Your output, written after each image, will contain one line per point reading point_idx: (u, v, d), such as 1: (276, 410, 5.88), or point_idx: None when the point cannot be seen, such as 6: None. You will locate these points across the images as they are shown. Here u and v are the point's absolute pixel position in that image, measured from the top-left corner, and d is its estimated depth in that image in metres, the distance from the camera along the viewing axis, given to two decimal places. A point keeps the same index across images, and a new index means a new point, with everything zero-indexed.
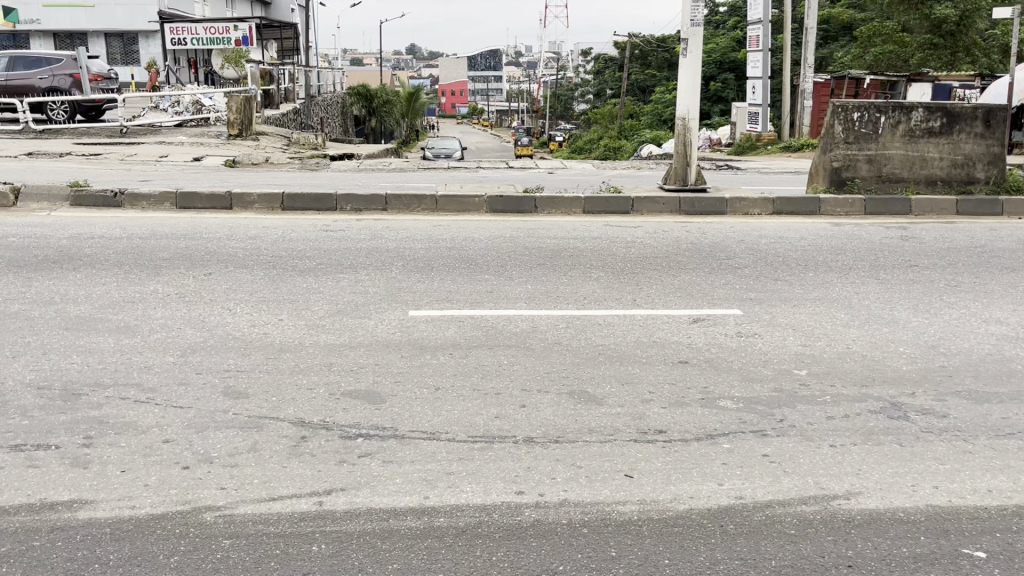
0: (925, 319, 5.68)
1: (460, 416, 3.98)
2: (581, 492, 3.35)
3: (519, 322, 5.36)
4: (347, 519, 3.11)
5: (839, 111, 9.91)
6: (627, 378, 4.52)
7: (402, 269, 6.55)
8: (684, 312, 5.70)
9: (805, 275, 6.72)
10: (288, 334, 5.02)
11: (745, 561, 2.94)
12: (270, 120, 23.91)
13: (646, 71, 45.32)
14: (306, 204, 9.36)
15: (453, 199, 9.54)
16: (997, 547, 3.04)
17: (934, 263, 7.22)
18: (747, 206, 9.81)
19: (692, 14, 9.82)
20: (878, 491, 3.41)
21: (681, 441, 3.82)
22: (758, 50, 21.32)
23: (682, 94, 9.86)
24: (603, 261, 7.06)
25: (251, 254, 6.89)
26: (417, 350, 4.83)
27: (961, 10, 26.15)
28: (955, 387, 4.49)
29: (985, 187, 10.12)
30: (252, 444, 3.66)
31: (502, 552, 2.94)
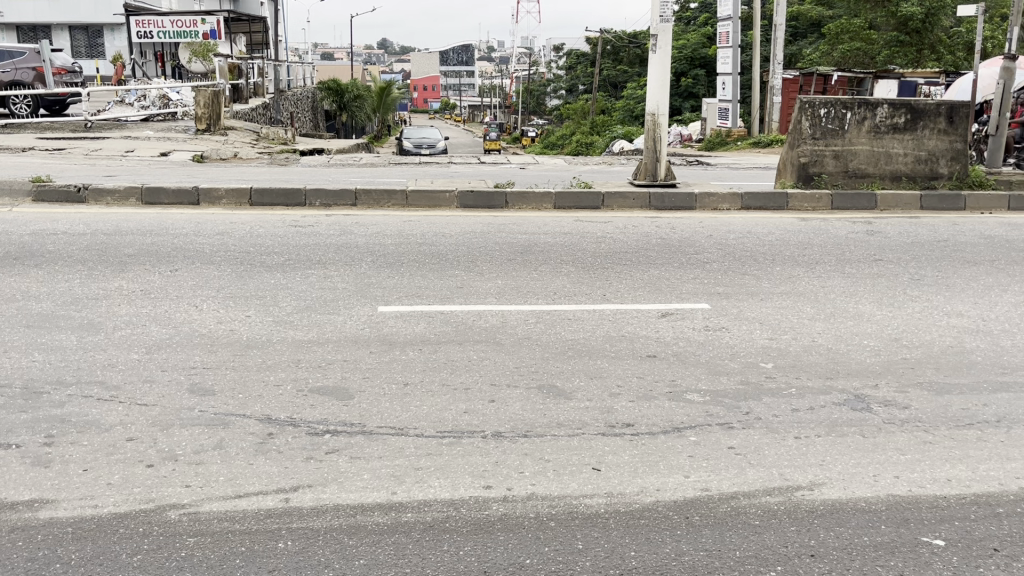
0: (888, 312, 5.76)
1: (428, 412, 3.98)
2: (548, 486, 3.37)
3: (488, 317, 5.37)
4: (314, 516, 3.10)
5: (806, 107, 10.06)
6: (595, 372, 4.55)
7: (372, 264, 6.54)
8: (653, 306, 5.74)
9: (772, 269, 6.80)
10: (256, 330, 4.99)
11: (709, 551, 2.97)
12: (239, 114, 23.66)
13: (618, 66, 45.55)
14: (274, 199, 9.27)
15: (423, 195, 9.52)
16: (956, 535, 3.10)
17: (899, 257, 7.34)
18: (715, 201, 9.91)
19: (661, 10, 9.84)
20: (841, 481, 3.47)
21: (648, 434, 3.85)
22: (728, 47, 21.45)
23: (651, 89, 9.89)
24: (573, 255, 7.09)
25: (218, 250, 6.83)
26: (386, 346, 4.81)
27: (926, 8, 26.58)
28: (917, 379, 4.57)
29: (948, 182, 10.31)
30: (218, 441, 3.64)
31: (470, 546, 2.95)
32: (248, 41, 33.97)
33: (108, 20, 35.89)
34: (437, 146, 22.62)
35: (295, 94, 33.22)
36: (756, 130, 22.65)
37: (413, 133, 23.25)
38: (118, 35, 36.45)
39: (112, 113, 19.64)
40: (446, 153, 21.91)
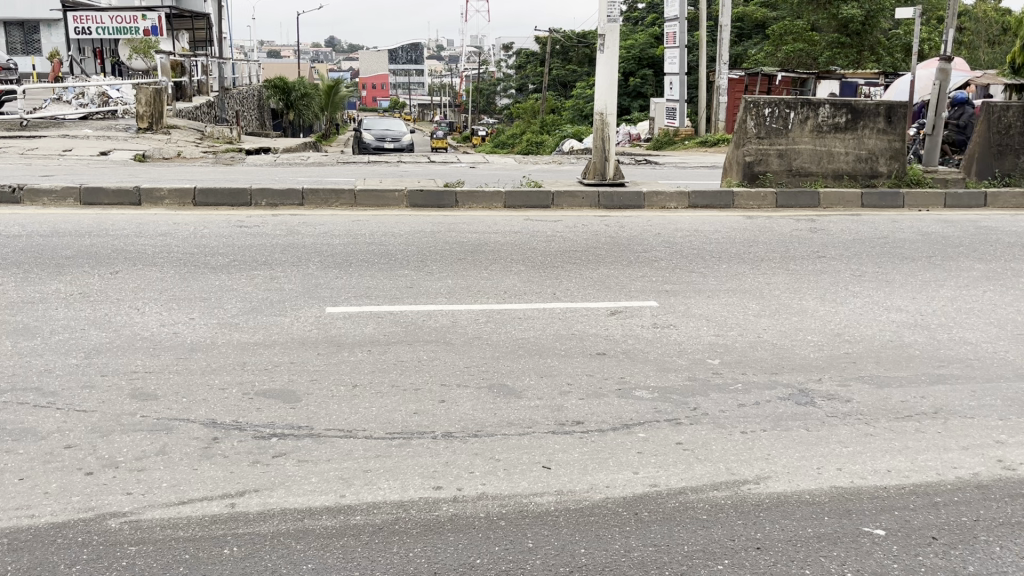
0: (832, 307, 5.89)
1: (378, 413, 3.95)
2: (499, 485, 3.37)
3: (438, 317, 5.35)
4: (260, 520, 3.05)
5: (751, 107, 10.25)
6: (546, 370, 4.56)
7: (320, 265, 6.46)
8: (602, 304, 5.78)
9: (719, 267, 6.89)
10: (200, 333, 4.89)
11: (657, 546, 3.00)
12: (182, 113, 23.17)
13: (568, 66, 45.84)
14: (219, 199, 9.11)
15: (372, 195, 9.44)
16: (895, 525, 3.18)
17: (841, 254, 7.51)
18: (663, 200, 10.03)
19: (608, 10, 9.91)
20: (785, 475, 3.53)
21: (598, 431, 3.87)
22: (675, 47, 21.68)
23: (600, 88, 9.95)
24: (523, 254, 7.10)
25: (160, 251, 6.68)
26: (335, 347, 4.77)
27: (866, 11, 27.21)
28: (857, 372, 4.69)
29: (888, 180, 10.59)
30: (160, 447, 3.56)
31: (419, 548, 2.93)
32: (191, 38, 33.33)
33: (44, 16, 34.90)
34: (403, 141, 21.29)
35: (240, 92, 32.69)
36: (702, 129, 22.90)
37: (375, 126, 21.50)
38: (55, 31, 35.42)
39: (49, 112, 19.07)
40: (407, 150, 21.13)
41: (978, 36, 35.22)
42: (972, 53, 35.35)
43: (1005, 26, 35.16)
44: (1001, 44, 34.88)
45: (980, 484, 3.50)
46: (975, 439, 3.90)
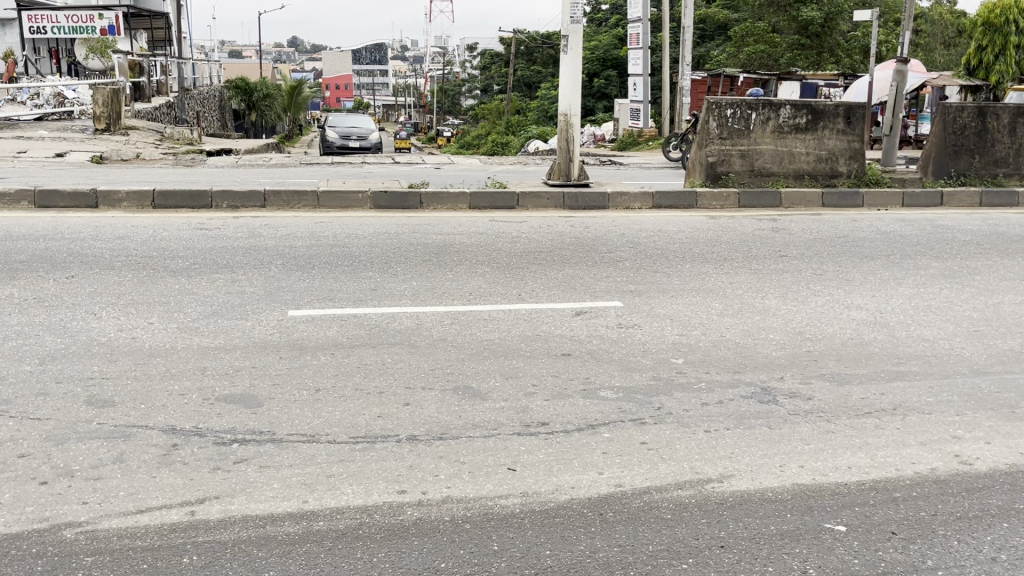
0: (793, 306, 5.96)
1: (341, 417, 3.91)
2: (464, 488, 3.35)
3: (403, 320, 5.31)
4: (221, 528, 3.00)
5: (713, 107, 10.35)
6: (511, 372, 4.55)
7: (282, 267, 6.39)
8: (567, 304, 5.80)
9: (683, 267, 6.93)
10: (158, 337, 4.81)
11: (622, 547, 3.00)
12: (141, 113, 22.80)
13: (532, 67, 45.96)
14: (179, 201, 8.98)
15: (336, 196, 9.36)
16: (856, 520, 3.22)
17: (803, 253, 7.60)
18: (627, 201, 10.07)
19: (571, 12, 9.95)
20: (748, 473, 3.56)
21: (563, 432, 3.87)
22: (638, 48, 21.79)
23: (564, 89, 9.98)
24: (488, 255, 7.09)
25: (118, 255, 6.56)
26: (297, 350, 4.71)
27: (825, 13, 27.86)
28: (819, 370, 4.74)
29: (848, 180, 10.77)
30: (118, 455, 3.49)
31: (383, 553, 2.91)
32: (150, 39, 32.82)
33: None
34: (369, 138, 21.19)
35: (201, 93, 32.28)
36: (666, 129, 23.06)
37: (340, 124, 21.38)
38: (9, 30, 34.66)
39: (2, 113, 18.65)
40: (373, 149, 21.02)
41: (934, 38, 35.88)
42: (929, 55, 35.97)
43: (959, 28, 35.91)
44: (956, 46, 35.57)
45: (937, 479, 3.56)
46: (933, 435, 3.97)
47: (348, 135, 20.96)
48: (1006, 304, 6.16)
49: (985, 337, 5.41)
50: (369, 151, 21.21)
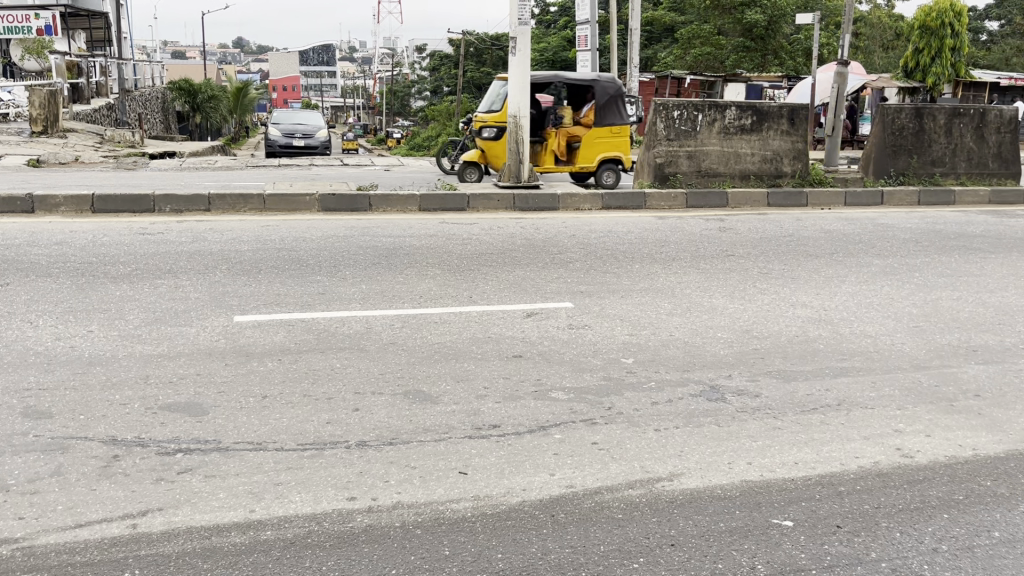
0: (740, 305, 6.05)
1: (288, 424, 3.85)
2: (414, 493, 3.32)
3: (352, 324, 5.26)
4: (164, 541, 2.93)
5: (660, 109, 10.44)
6: (462, 374, 4.53)
7: (227, 272, 6.28)
8: (518, 306, 5.78)
9: (632, 267, 6.98)
10: (98, 346, 4.68)
11: (573, 548, 3.00)
12: (79, 116, 22.21)
13: (482, 68, 45.93)
14: (119, 206, 8.76)
15: (282, 199, 9.22)
16: (803, 515, 3.27)
17: (749, 252, 7.72)
18: (577, 202, 10.10)
19: (519, 13, 9.97)
20: (697, 471, 3.60)
21: (515, 434, 3.87)
22: (587, 50, 21.85)
23: (513, 91, 9.98)
24: (439, 258, 7.06)
25: (56, 261, 6.37)
26: (243, 357, 4.62)
27: (769, 16, 28.23)
28: (766, 368, 4.82)
29: (792, 180, 10.99)
30: (55, 467, 3.38)
31: (333, 560, 2.87)
32: (87, 38, 31.96)
33: None
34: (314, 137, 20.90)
35: (143, 95, 31.61)
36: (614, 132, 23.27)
37: (284, 122, 21.08)
38: None
39: None
40: (321, 150, 20.78)
41: (873, 41, 36.79)
42: (868, 57, 36.58)
43: (897, 31, 36.87)
44: (893, 49, 36.53)
45: (880, 472, 3.63)
46: (876, 429, 4.06)
47: (292, 134, 20.64)
48: (945, 300, 6.34)
49: (925, 332, 5.56)
50: (315, 150, 20.83)
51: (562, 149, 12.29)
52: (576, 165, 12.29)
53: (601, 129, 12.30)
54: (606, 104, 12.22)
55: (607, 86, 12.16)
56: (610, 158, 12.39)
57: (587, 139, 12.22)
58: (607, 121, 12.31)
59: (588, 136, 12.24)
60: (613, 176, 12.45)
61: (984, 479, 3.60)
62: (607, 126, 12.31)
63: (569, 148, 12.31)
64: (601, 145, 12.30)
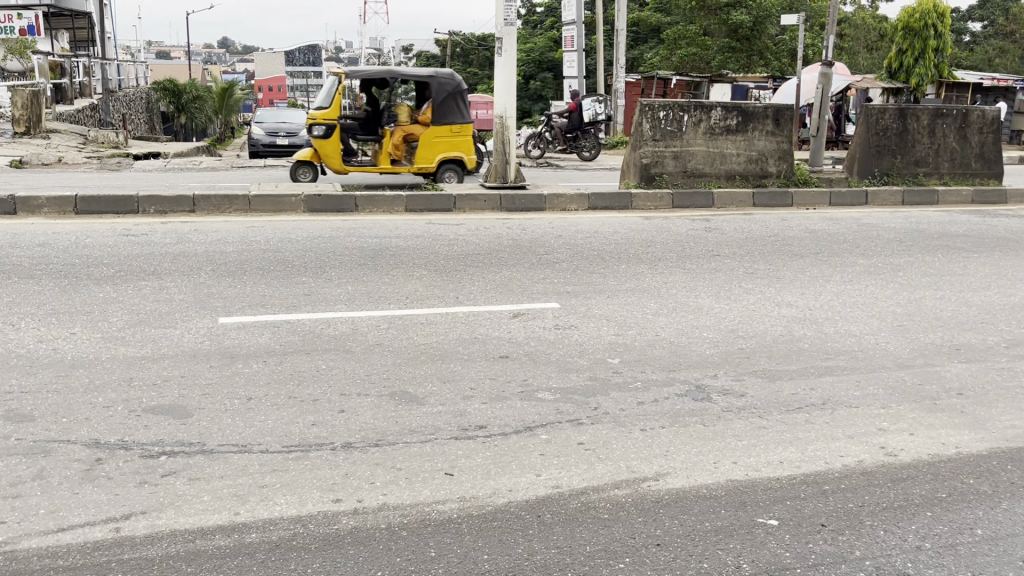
0: (726, 304, 6.07)
1: (274, 426, 3.83)
2: (400, 495, 3.31)
3: (337, 325, 5.24)
4: (148, 544, 2.91)
5: (646, 110, 10.45)
6: (448, 375, 4.53)
7: (213, 273, 6.25)
8: (505, 307, 5.78)
9: (618, 268, 6.99)
10: (81, 348, 4.65)
11: (560, 549, 3.01)
12: (62, 116, 22.05)
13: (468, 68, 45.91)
14: (103, 207, 8.70)
15: (268, 200, 9.18)
16: (788, 514, 3.29)
17: (735, 252, 7.74)
18: (564, 202, 10.10)
19: (505, 14, 9.96)
20: (683, 470, 3.61)
21: (501, 435, 3.87)
22: (573, 51, 21.87)
23: (499, 91, 9.95)
24: (426, 258, 7.05)
25: (39, 263, 6.32)
26: (228, 359, 4.60)
27: (754, 17, 28.34)
28: (751, 367, 4.84)
29: (777, 180, 11.03)
30: (37, 471, 3.35)
31: (319, 563, 2.86)
32: (70, 38, 31.73)
33: None
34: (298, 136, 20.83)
35: (127, 96, 31.40)
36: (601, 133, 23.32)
37: (269, 121, 21.02)
38: None
39: None
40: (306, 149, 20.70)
41: (858, 42, 37.00)
42: (853, 58, 36.78)
43: (881, 32, 37.13)
44: (878, 50, 36.78)
45: (864, 471, 3.65)
46: (860, 428, 4.08)
47: (276, 132, 20.58)
48: (928, 299, 6.39)
49: (908, 331, 5.60)
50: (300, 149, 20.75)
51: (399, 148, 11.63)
52: (416, 166, 11.67)
53: (439, 127, 11.74)
54: (443, 102, 11.61)
55: (444, 82, 11.57)
56: (452, 158, 11.90)
57: (424, 139, 11.65)
58: (447, 120, 11.75)
59: (427, 135, 11.66)
60: (453, 176, 11.97)
61: (967, 476, 3.62)
62: (446, 125, 11.75)
63: (407, 148, 11.64)
64: (440, 144, 11.76)
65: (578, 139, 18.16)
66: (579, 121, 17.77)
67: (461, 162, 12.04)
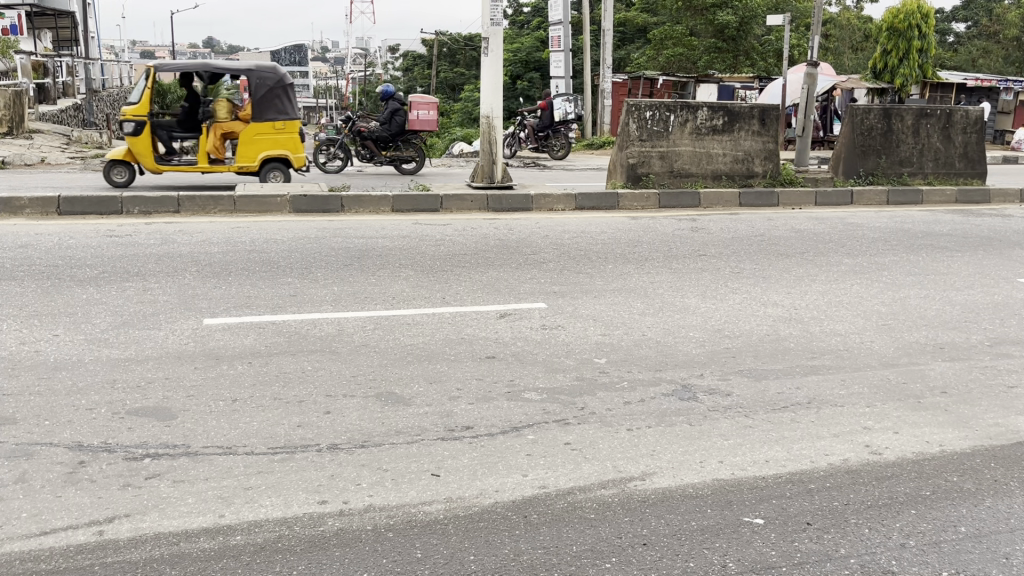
0: (712, 304, 6.09)
1: (259, 428, 3.81)
2: (386, 496, 3.30)
3: (323, 326, 5.22)
4: (131, 548, 2.89)
5: (633, 110, 10.46)
6: (435, 376, 4.52)
7: (198, 275, 6.21)
8: (492, 307, 5.77)
9: (605, 267, 7.00)
10: (64, 350, 4.61)
11: (547, 549, 3.00)
12: (46, 116, 21.90)
13: (455, 68, 45.86)
14: (87, 208, 8.64)
15: (253, 200, 9.13)
16: (773, 513, 3.29)
17: (721, 252, 7.77)
18: (551, 202, 10.11)
19: (491, 14, 9.93)
20: (669, 470, 3.61)
21: (487, 435, 3.86)
22: (560, 50, 21.83)
23: (485, 91, 9.93)
24: (412, 258, 7.04)
25: (21, 264, 6.27)
26: (213, 360, 4.58)
27: (740, 17, 28.33)
28: (737, 366, 4.86)
29: (763, 180, 11.08)
30: (19, 474, 3.32)
31: (304, 565, 2.84)
32: (53, 37, 31.49)
33: None
34: None
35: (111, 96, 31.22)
36: (588, 132, 23.38)
37: None
38: None
39: None
40: None
41: (843, 42, 37.20)
42: (838, 58, 36.97)
43: (865, 32, 37.34)
44: (862, 50, 37.01)
45: (849, 469, 3.67)
46: (845, 426, 4.10)
47: None
48: (912, 298, 6.43)
49: (893, 330, 5.63)
50: None
51: (218, 147, 10.96)
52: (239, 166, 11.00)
53: (261, 122, 11.10)
54: (264, 96, 10.97)
55: (265, 76, 10.95)
56: (277, 157, 11.23)
57: (245, 136, 10.99)
58: (268, 116, 11.10)
59: (248, 130, 11.00)
60: (279, 176, 11.26)
61: (951, 474, 3.65)
62: (268, 122, 11.10)
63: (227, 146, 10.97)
64: (264, 142, 11.08)
65: (548, 137, 18.26)
66: (550, 120, 17.87)
67: (287, 163, 11.36)
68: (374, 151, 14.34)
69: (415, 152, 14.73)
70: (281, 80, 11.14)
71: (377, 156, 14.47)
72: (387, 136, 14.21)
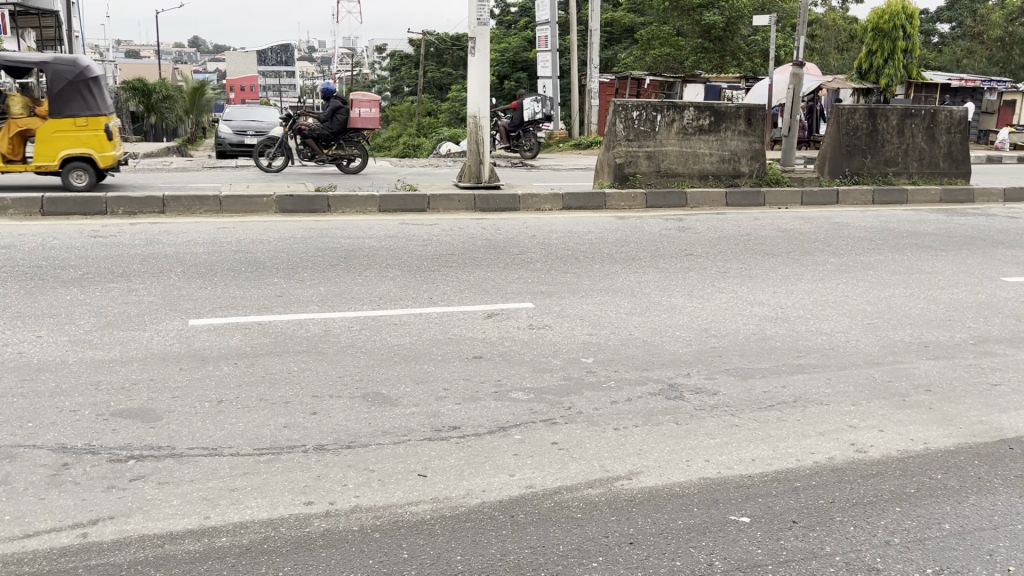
0: (698, 303, 6.10)
1: (245, 429, 3.79)
2: (373, 497, 3.29)
3: (310, 326, 5.20)
4: (115, 550, 2.87)
5: (620, 110, 10.47)
6: (421, 376, 4.51)
7: (183, 275, 6.18)
8: (479, 307, 5.77)
9: (592, 267, 7.01)
10: (47, 352, 4.57)
11: (534, 549, 3.00)
12: None
13: (443, 68, 45.81)
14: (70, 208, 8.59)
15: (239, 200, 9.09)
16: (759, 512, 3.31)
17: (707, 251, 7.79)
18: (539, 202, 10.11)
19: (478, 14, 9.92)
20: (656, 469, 3.62)
21: (474, 435, 3.86)
22: (547, 50, 21.86)
23: (472, 91, 9.92)
24: (399, 259, 7.02)
25: (4, 265, 6.23)
26: (198, 361, 4.56)
27: (727, 18, 28.50)
28: (723, 365, 4.87)
29: (750, 179, 11.12)
30: (2, 477, 3.30)
31: (289, 566, 2.83)
32: (38, 37, 31.27)
33: None
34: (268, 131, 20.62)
35: None
36: (574, 131, 23.40)
37: (239, 117, 20.90)
38: None
39: None
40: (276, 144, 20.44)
41: (828, 43, 37.40)
42: (823, 58, 37.12)
43: (851, 33, 37.53)
44: (848, 51, 37.18)
45: (835, 468, 3.69)
46: (830, 425, 4.12)
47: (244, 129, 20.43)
48: (897, 297, 6.46)
49: (877, 329, 5.66)
50: None
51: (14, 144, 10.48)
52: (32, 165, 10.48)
53: (60, 120, 10.49)
54: (61, 91, 10.36)
55: (62, 69, 10.32)
56: (78, 156, 10.61)
57: (42, 134, 10.44)
58: (67, 112, 10.48)
59: (45, 128, 10.43)
60: (82, 177, 10.65)
61: (935, 472, 3.67)
62: (69, 118, 10.49)
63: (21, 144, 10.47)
64: (62, 140, 10.48)
65: (519, 138, 18.15)
66: (519, 120, 17.83)
67: (94, 162, 10.74)
68: (314, 148, 13.89)
69: (359, 151, 14.22)
70: (82, 72, 10.45)
71: (319, 154, 14.01)
72: (328, 134, 13.75)
